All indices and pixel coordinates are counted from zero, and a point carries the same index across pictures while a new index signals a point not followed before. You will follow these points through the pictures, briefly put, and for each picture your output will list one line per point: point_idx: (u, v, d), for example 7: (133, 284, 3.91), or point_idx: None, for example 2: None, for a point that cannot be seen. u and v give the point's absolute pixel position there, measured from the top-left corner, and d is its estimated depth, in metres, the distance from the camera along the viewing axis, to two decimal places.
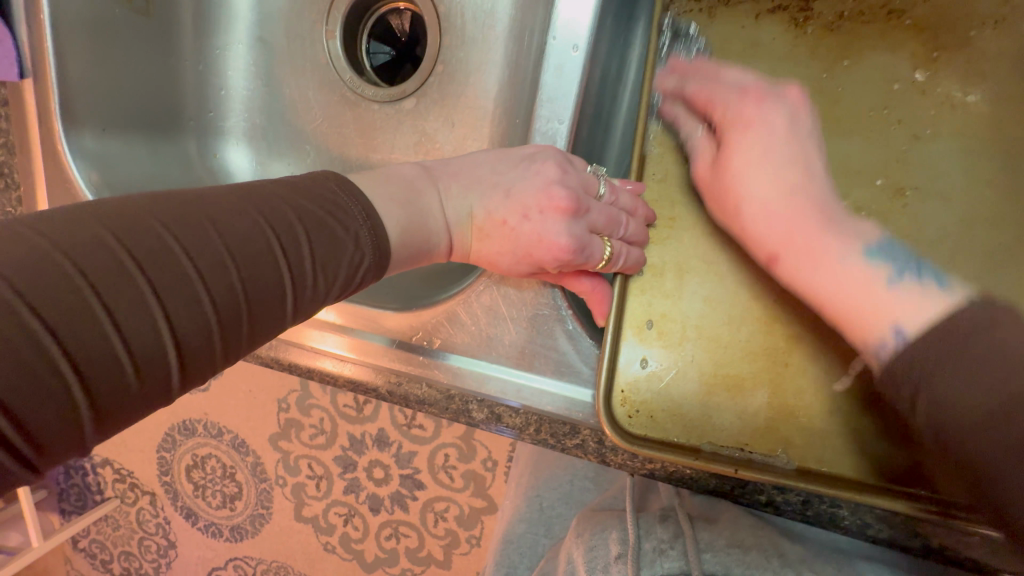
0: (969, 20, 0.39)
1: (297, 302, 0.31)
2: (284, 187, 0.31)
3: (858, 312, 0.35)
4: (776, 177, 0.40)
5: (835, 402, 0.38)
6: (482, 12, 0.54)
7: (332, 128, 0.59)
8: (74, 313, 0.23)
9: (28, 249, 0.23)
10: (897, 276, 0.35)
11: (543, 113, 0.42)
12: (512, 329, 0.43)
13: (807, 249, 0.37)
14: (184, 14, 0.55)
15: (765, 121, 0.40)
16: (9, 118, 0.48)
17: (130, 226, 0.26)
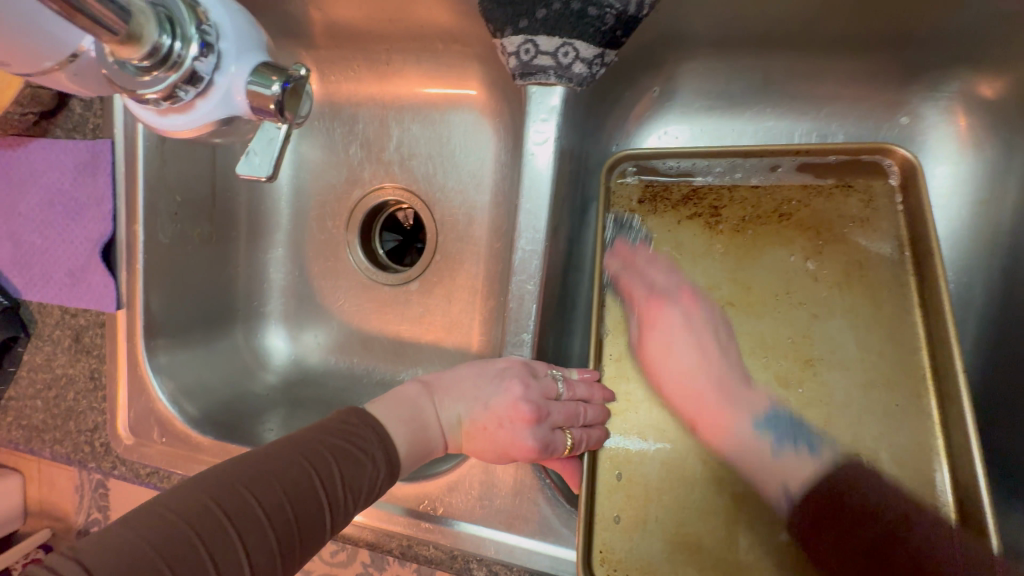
0: (842, 222, 0.51)
1: (335, 520, 0.40)
2: (320, 428, 0.42)
3: (760, 476, 0.47)
4: (687, 368, 0.51)
5: (781, 549, 0.44)
6: (469, 215, 0.68)
7: (352, 307, 0.72)
8: (188, 564, 0.32)
9: (157, 524, 0.33)
10: (780, 446, 0.47)
11: (512, 327, 0.51)
12: (502, 496, 0.51)
13: (707, 416, 0.49)
14: (237, 234, 0.70)
15: (669, 321, 0.52)
16: (104, 336, 0.61)
17: (221, 488, 0.36)
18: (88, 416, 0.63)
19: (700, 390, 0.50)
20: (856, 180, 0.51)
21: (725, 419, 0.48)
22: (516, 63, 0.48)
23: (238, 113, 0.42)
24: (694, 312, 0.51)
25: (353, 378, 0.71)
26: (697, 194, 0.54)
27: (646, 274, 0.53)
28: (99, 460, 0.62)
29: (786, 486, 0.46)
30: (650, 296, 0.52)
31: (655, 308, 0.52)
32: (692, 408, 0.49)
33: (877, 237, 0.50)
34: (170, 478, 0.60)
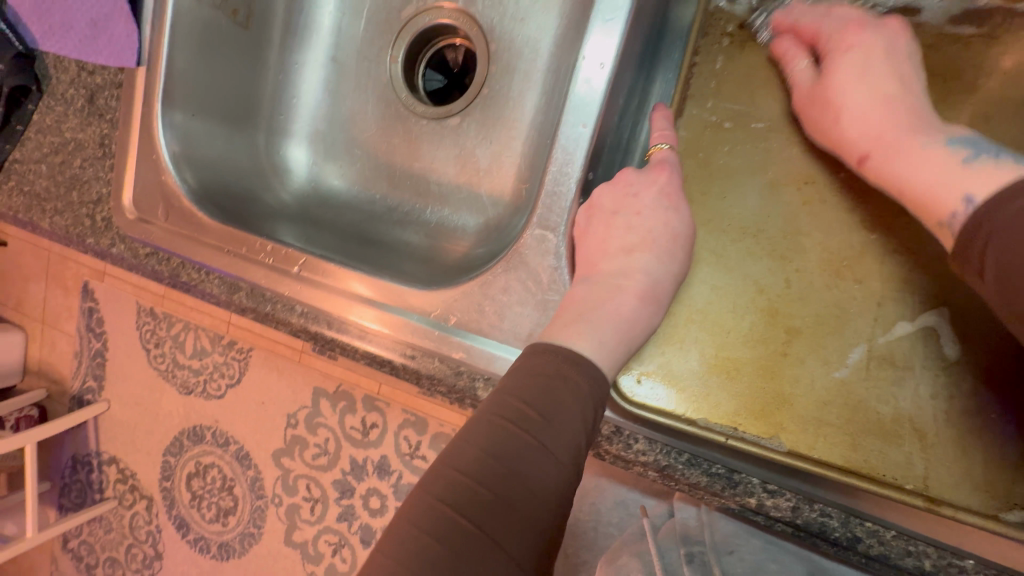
0: (977, 74, 0.44)
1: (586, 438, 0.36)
2: (551, 362, 0.37)
3: (931, 187, 0.37)
4: (873, 91, 0.42)
5: (831, 392, 0.39)
6: (526, 49, 0.61)
7: (382, 137, 0.67)
8: (521, 494, 0.33)
9: (460, 497, 0.33)
10: (976, 156, 0.37)
11: (568, 121, 0.44)
12: (523, 312, 0.45)
13: (891, 139, 0.40)
14: (274, 31, 0.65)
15: (866, 43, 0.42)
16: (119, 97, 0.57)
17: (465, 435, 0.35)
18: (93, 187, 0.59)
19: (889, 120, 0.41)
20: (1006, 31, 0.43)
21: (908, 140, 0.39)
22: None
23: None
24: (898, 40, 0.42)
25: (373, 211, 0.66)
26: None
27: (836, 14, 0.45)
28: (98, 235, 0.59)
29: (971, 195, 0.35)
30: (844, 25, 0.44)
31: (847, 35, 0.44)
32: (868, 137, 0.41)
33: (1014, 96, 0.43)
34: (170, 260, 0.57)
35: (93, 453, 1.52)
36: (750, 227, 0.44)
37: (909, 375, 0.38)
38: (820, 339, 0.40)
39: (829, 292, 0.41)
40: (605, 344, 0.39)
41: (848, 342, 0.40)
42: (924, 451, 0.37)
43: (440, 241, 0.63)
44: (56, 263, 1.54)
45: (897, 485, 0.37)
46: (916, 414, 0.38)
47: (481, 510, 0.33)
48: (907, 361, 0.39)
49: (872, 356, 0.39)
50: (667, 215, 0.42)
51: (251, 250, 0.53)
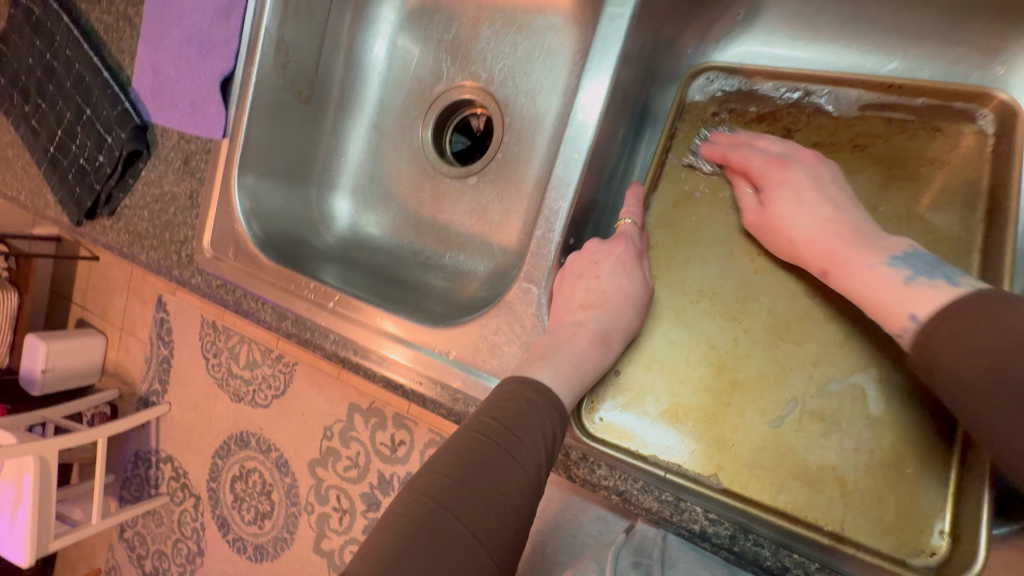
0: (920, 162, 0.50)
1: (547, 449, 0.43)
2: (518, 385, 0.46)
3: (885, 304, 0.40)
4: (819, 214, 0.45)
5: (766, 438, 0.45)
6: (535, 122, 0.72)
7: (412, 193, 0.79)
8: (487, 492, 0.40)
9: (436, 492, 0.40)
10: (915, 275, 0.39)
11: (551, 195, 0.53)
12: (509, 352, 0.54)
13: (842, 259, 0.43)
14: (330, 105, 0.78)
15: (794, 178, 0.48)
16: (208, 161, 0.71)
17: (445, 445, 0.43)
18: (182, 231, 0.73)
19: (830, 236, 0.44)
20: (945, 124, 0.50)
21: (853, 258, 0.42)
22: None
23: None
24: (819, 169, 0.48)
25: (401, 254, 0.77)
26: (774, 115, 0.56)
27: (760, 147, 0.52)
28: (182, 269, 0.73)
29: (915, 314, 0.38)
30: (768, 160, 0.49)
31: (774, 170, 0.49)
32: (820, 259, 0.44)
33: (953, 180, 0.49)
34: (234, 292, 0.70)
35: (154, 451, 1.70)
36: (707, 289, 0.51)
37: (836, 429, 0.43)
38: (760, 392, 0.46)
39: (772, 351, 0.47)
40: (561, 376, 0.46)
41: (785, 395, 0.45)
42: (845, 496, 0.42)
43: (454, 283, 0.73)
44: (138, 279, 1.76)
45: (816, 526, 0.42)
46: (840, 464, 0.43)
47: (453, 503, 0.39)
48: (834, 417, 0.44)
49: (805, 411, 0.45)
50: (620, 279, 0.50)
51: (298, 287, 0.65)
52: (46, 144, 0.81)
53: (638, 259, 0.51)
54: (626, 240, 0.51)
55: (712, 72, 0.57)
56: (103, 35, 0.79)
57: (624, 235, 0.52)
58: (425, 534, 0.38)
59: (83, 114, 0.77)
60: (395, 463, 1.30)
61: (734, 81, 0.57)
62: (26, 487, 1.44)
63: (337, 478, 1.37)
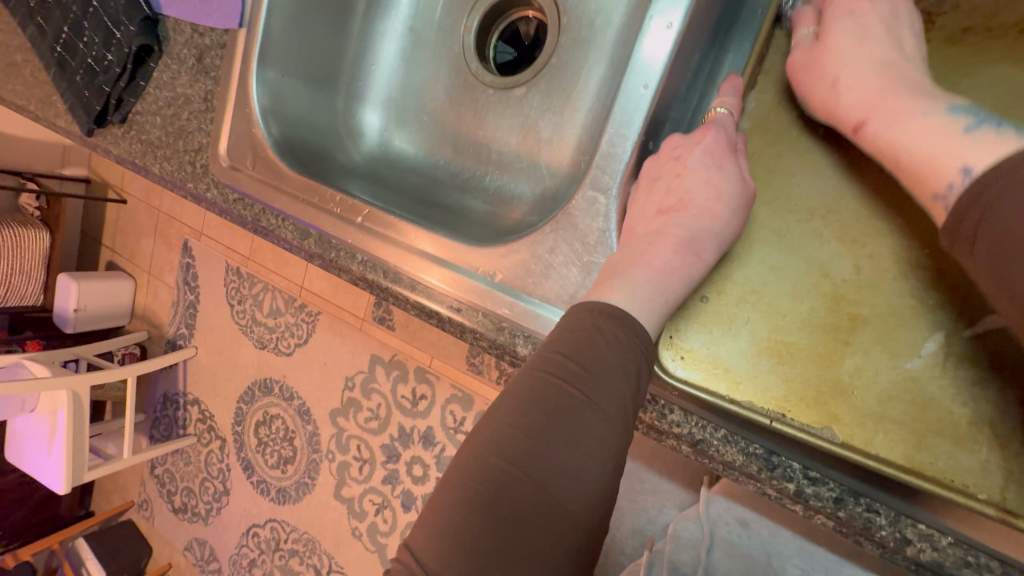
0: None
1: (631, 389, 0.35)
2: (589, 315, 0.37)
3: (930, 159, 0.33)
4: (875, 55, 0.38)
5: (897, 387, 0.36)
6: (599, 19, 0.61)
7: (451, 106, 0.69)
8: (566, 445, 0.33)
9: (505, 448, 0.33)
10: (976, 126, 0.32)
11: (630, 81, 0.44)
12: (566, 274, 0.46)
13: (888, 107, 0.36)
14: (360, 1, 0.69)
15: (867, 10, 0.39)
16: (223, 56, 0.63)
17: (509, 391, 0.36)
18: (196, 138, 0.66)
19: (882, 87, 0.36)
20: None
21: (905, 103, 0.35)
22: None
23: None
24: (902, 10, 0.39)
25: (437, 176, 0.69)
26: None
27: None
28: (196, 181, 0.66)
29: (969, 164, 0.31)
30: None
31: (847, 3, 0.40)
32: (863, 101, 0.37)
33: None
34: (254, 207, 0.63)
35: (180, 393, 1.71)
36: (825, 203, 0.40)
37: (995, 377, 0.34)
38: (889, 330, 0.37)
39: (905, 280, 0.37)
40: (641, 296, 0.37)
41: (923, 331, 0.36)
42: (1003, 458, 0.34)
43: (497, 207, 0.65)
44: (163, 222, 1.74)
45: (961, 490, 0.34)
46: (998, 420, 0.34)
47: (528, 460, 0.33)
48: (994, 362, 0.34)
49: (952, 354, 0.35)
50: (709, 175, 0.39)
51: (323, 200, 0.57)
52: (52, 44, 0.74)
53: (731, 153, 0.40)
54: (716, 128, 0.40)
55: None
56: None
57: (715, 122, 0.41)
58: (500, 498, 0.33)
59: (88, 6, 0.69)
60: (416, 418, 1.26)
61: None
62: (59, 420, 1.46)
63: (359, 429, 1.35)
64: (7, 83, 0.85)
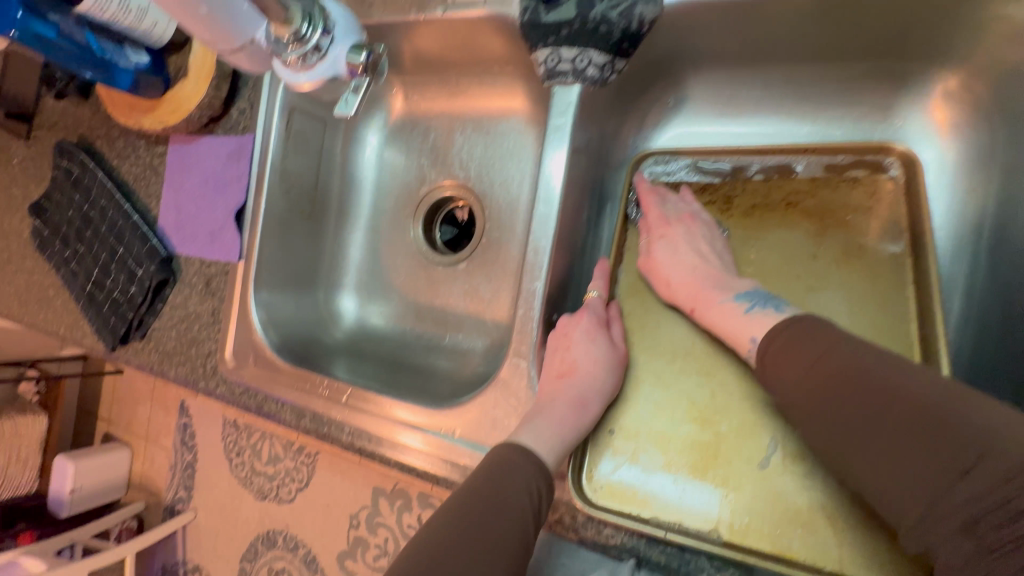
0: (848, 211, 0.55)
1: (530, 504, 0.47)
2: (504, 448, 0.50)
3: (732, 332, 0.51)
4: (686, 258, 0.56)
5: (755, 485, 0.48)
6: (511, 208, 0.80)
7: (412, 282, 0.86)
8: (478, 548, 0.44)
9: (432, 551, 0.44)
10: (754, 307, 0.50)
11: (527, 277, 0.59)
12: (509, 424, 0.58)
13: (703, 298, 0.54)
14: (330, 215, 0.88)
15: (673, 233, 0.59)
16: (226, 280, 0.80)
17: (442, 507, 0.47)
18: (206, 345, 0.81)
19: (694, 276, 0.55)
20: (864, 176, 0.56)
21: (709, 295, 0.54)
22: (544, 70, 0.58)
23: (340, 76, 0.53)
24: (690, 221, 0.60)
25: (405, 342, 0.83)
26: (713, 185, 0.62)
27: (656, 200, 0.63)
28: (208, 379, 0.80)
29: (754, 337, 0.49)
30: (659, 215, 0.62)
31: (659, 224, 0.61)
32: (688, 295, 0.55)
33: (878, 225, 0.55)
34: (257, 396, 0.76)
35: (183, 563, 1.69)
36: (679, 349, 0.56)
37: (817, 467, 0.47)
38: (741, 441, 0.50)
39: (746, 400, 0.51)
40: (553, 445, 0.50)
41: (764, 436, 0.50)
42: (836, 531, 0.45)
43: (459, 361, 0.79)
44: (161, 389, 1.83)
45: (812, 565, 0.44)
46: (826, 501, 0.46)
47: (448, 560, 0.43)
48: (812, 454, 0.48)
49: (786, 453, 0.48)
50: (592, 343, 0.54)
51: (314, 386, 0.71)
52: (83, 282, 0.91)
53: (601, 328, 0.55)
54: (589, 311, 0.56)
55: (656, 154, 0.65)
56: (132, 183, 0.90)
57: (588, 306, 0.57)
58: None
59: (116, 253, 0.87)
60: None
61: (675, 159, 0.65)
62: None
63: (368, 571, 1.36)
64: (39, 312, 1.01)
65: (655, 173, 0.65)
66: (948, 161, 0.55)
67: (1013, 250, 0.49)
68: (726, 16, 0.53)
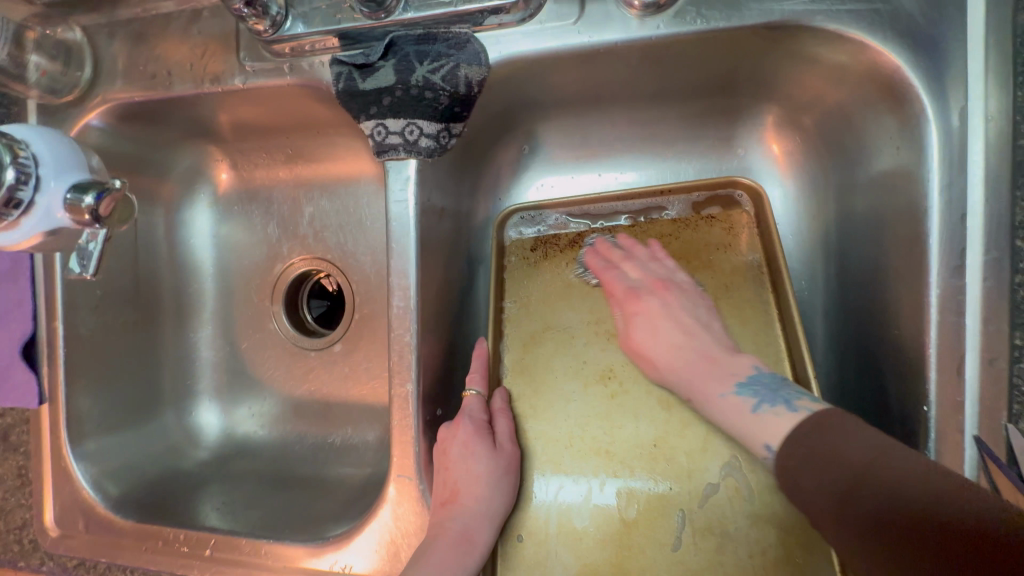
0: (708, 249, 0.55)
1: None
2: None
3: (744, 433, 0.43)
4: (669, 339, 0.50)
5: (672, 573, 0.45)
6: (380, 277, 0.71)
7: (281, 376, 0.74)
8: None
9: None
10: (761, 403, 0.43)
11: (397, 380, 0.51)
12: (407, 549, 0.51)
13: (699, 390, 0.47)
14: (165, 316, 0.74)
15: (648, 308, 0.52)
16: (29, 430, 0.64)
17: None
18: (17, 515, 0.64)
19: (687, 364, 0.48)
20: (717, 213, 0.55)
21: (710, 386, 0.46)
22: (373, 143, 0.51)
23: (61, 225, 0.44)
24: (671, 300, 0.52)
25: (285, 449, 0.72)
26: (581, 238, 0.58)
27: (623, 270, 0.55)
28: (28, 558, 0.63)
29: (768, 444, 0.42)
30: (632, 290, 0.53)
31: (638, 299, 0.53)
32: (686, 378, 0.48)
33: (739, 262, 0.53)
34: (97, 567, 0.61)
35: None
36: (576, 431, 0.51)
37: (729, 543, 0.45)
38: (652, 524, 0.46)
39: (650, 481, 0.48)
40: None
41: (672, 514, 0.46)
42: None
43: (353, 466, 0.69)
44: None
45: None
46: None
47: None
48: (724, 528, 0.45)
49: (696, 528, 0.46)
50: (480, 451, 0.49)
51: (167, 542, 0.58)
52: None
53: (481, 434, 0.50)
54: (465, 417, 0.51)
55: (515, 210, 0.59)
56: None
57: (465, 410, 0.52)
58: None
59: None
60: None
61: (538, 214, 0.59)
62: None
63: None
64: None
65: (520, 229, 0.59)
66: (793, 189, 0.56)
67: (850, 275, 0.50)
68: (556, 69, 0.50)
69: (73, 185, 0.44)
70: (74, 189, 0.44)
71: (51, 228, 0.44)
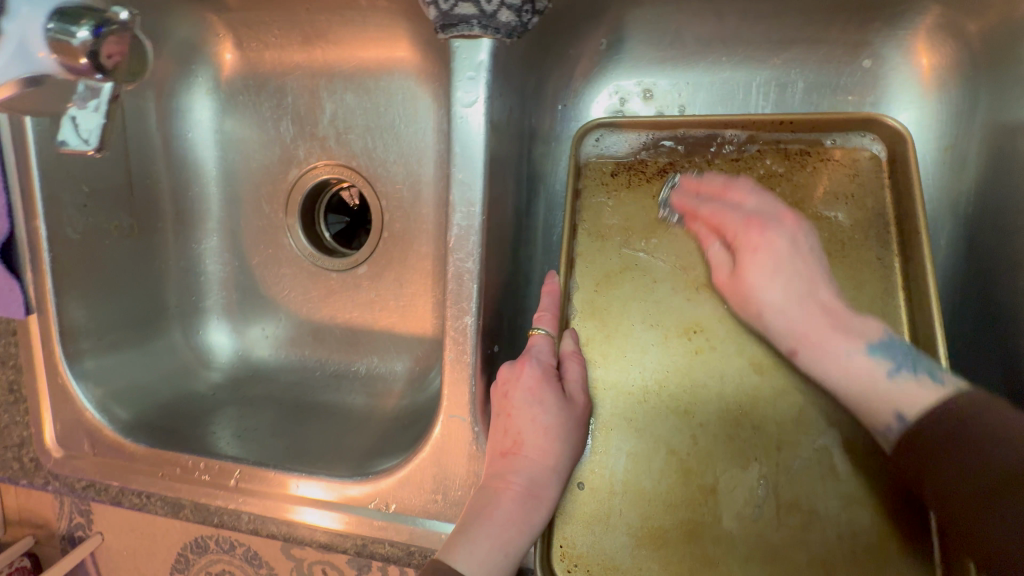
0: (826, 198, 0.47)
1: None
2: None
3: (868, 401, 0.41)
4: (787, 288, 0.44)
5: (751, 541, 0.42)
6: (413, 190, 0.62)
7: (300, 297, 0.67)
8: None
9: None
10: (898, 370, 0.41)
11: (454, 311, 0.45)
12: (455, 491, 0.47)
13: (813, 339, 0.43)
14: (165, 222, 0.64)
15: (771, 244, 0.45)
16: (18, 343, 0.56)
17: None
18: (13, 432, 0.58)
19: (806, 317, 0.43)
20: (840, 153, 0.47)
21: (830, 342, 0.42)
22: (435, 15, 0.41)
23: (44, 69, 0.36)
24: (799, 236, 0.45)
25: (306, 375, 0.66)
26: (675, 168, 0.50)
27: (733, 201, 0.47)
28: (30, 477, 0.58)
29: (901, 412, 0.40)
30: (746, 221, 0.46)
31: (752, 231, 0.46)
32: (795, 332, 0.43)
33: (862, 214, 0.46)
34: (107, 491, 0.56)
35: None
36: (650, 383, 0.46)
37: (815, 517, 0.42)
38: (731, 492, 0.43)
39: (734, 440, 0.44)
40: (510, 537, 0.41)
41: (755, 479, 0.43)
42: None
43: (378, 396, 0.64)
44: None
45: None
46: (827, 553, 0.41)
47: None
48: (810, 502, 0.42)
49: (778, 504, 0.42)
50: (547, 403, 0.44)
51: (186, 469, 0.53)
52: None
53: (550, 382, 0.45)
54: (532, 358, 0.46)
55: (602, 123, 0.50)
56: None
57: (532, 351, 0.46)
58: None
59: None
60: None
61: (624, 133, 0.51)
62: None
63: None
64: None
65: (601, 150, 0.51)
66: (932, 118, 0.48)
67: (995, 221, 0.44)
68: None
69: (54, 12, 0.36)
70: (57, 18, 0.35)
71: (31, 74, 0.36)
